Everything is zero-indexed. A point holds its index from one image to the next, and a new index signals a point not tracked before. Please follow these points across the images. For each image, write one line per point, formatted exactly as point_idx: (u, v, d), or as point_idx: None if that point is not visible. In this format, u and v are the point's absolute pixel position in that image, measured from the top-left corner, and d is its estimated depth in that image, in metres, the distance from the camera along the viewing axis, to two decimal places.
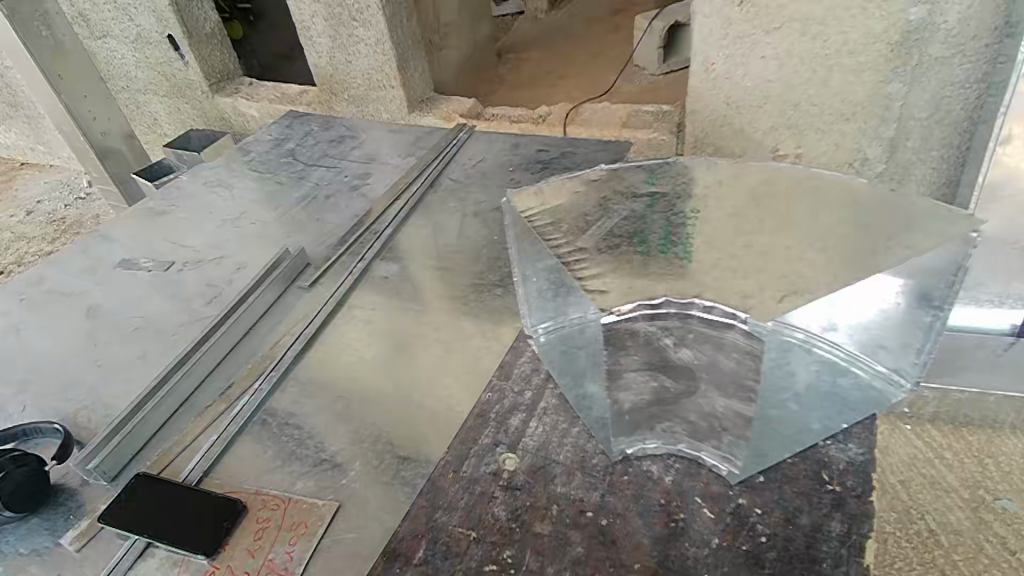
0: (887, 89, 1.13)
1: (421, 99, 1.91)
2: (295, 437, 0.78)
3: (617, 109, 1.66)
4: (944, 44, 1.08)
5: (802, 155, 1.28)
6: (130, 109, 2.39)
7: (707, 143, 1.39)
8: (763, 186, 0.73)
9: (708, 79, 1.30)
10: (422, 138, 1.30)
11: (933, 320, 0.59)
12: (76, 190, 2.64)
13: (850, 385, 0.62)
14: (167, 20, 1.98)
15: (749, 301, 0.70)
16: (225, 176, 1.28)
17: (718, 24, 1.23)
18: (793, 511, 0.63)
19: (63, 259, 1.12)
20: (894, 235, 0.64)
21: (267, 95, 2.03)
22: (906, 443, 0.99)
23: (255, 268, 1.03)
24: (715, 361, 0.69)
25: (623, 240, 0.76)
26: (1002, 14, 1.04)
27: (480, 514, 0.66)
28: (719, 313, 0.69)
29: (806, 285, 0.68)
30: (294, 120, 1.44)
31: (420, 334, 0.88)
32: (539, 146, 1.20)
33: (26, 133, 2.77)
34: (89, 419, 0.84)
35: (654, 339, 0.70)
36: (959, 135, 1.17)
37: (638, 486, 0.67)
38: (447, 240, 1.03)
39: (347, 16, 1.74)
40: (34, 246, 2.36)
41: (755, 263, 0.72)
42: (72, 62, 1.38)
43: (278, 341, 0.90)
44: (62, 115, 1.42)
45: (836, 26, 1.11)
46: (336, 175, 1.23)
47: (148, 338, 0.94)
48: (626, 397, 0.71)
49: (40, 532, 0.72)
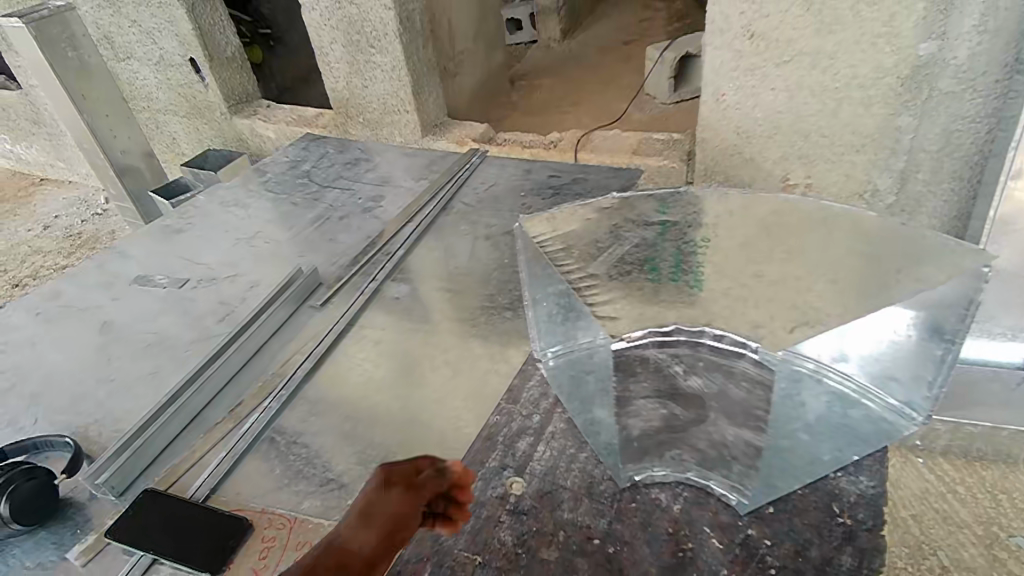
0: (897, 122, 1.15)
1: (435, 123, 1.94)
2: (302, 456, 0.78)
3: (628, 136, 1.68)
4: (955, 79, 1.08)
5: (812, 185, 1.29)
6: (149, 128, 2.44)
7: (717, 172, 1.41)
8: (773, 217, 0.75)
9: (718, 109, 1.32)
10: (435, 162, 1.32)
11: (945, 353, 0.59)
12: (93, 206, 2.69)
13: (861, 417, 0.61)
14: (190, 44, 2.03)
15: (760, 330, 0.67)
16: (242, 196, 1.30)
17: (730, 56, 1.25)
18: (803, 543, 0.62)
19: (79, 273, 1.14)
20: (903, 268, 0.65)
21: (284, 117, 2.08)
22: (919, 477, 0.95)
23: (267, 286, 1.04)
24: (724, 390, 0.67)
25: (635, 266, 0.75)
26: (1012, 50, 1.03)
27: (487, 539, 0.65)
28: (730, 342, 0.67)
29: (818, 316, 0.66)
30: (311, 142, 1.46)
31: (429, 355, 0.89)
32: (551, 171, 1.21)
33: (47, 149, 2.84)
34: (99, 433, 0.85)
35: (663, 367, 0.68)
36: (970, 168, 1.16)
37: (646, 514, 0.66)
38: (459, 262, 1.03)
39: (365, 43, 1.78)
40: (49, 259, 2.38)
41: (766, 292, 0.70)
42: (95, 82, 1.42)
43: (288, 360, 0.91)
44: (84, 133, 1.44)
45: (846, 60, 1.13)
46: (350, 197, 1.25)
47: (160, 354, 0.95)
48: (635, 423, 0.70)
49: (46, 547, 0.72)
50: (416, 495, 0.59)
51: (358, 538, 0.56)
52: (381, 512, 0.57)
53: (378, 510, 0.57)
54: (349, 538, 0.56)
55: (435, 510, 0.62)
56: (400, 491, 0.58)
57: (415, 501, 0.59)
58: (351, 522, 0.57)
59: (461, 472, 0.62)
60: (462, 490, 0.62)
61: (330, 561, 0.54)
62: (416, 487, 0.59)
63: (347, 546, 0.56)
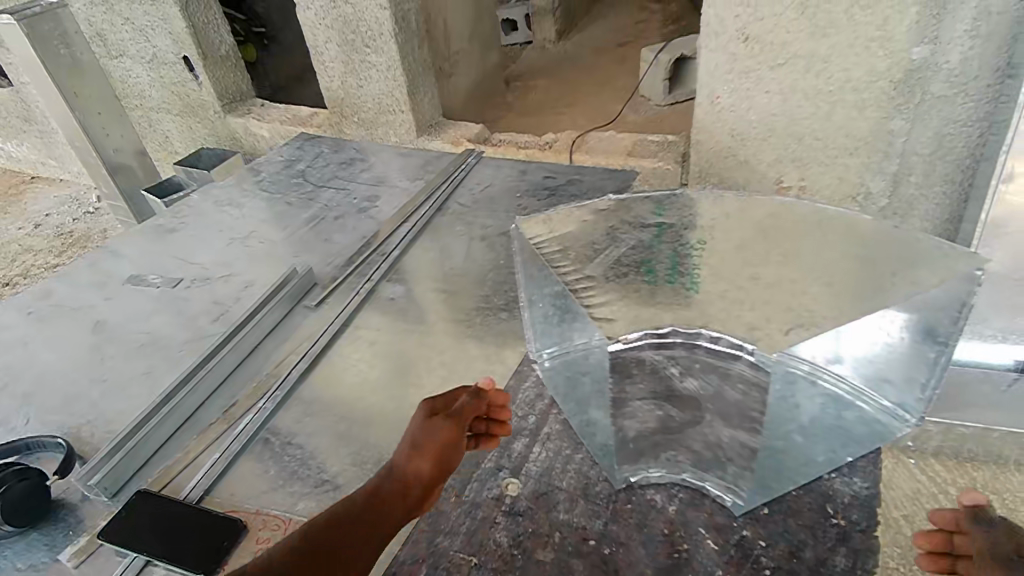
0: (890, 125, 1.15)
1: (430, 123, 1.94)
2: (296, 457, 0.78)
3: (623, 137, 1.69)
4: (946, 83, 1.09)
5: (806, 187, 1.30)
6: (142, 126, 2.43)
7: (711, 174, 1.42)
8: (769, 220, 0.73)
9: (713, 111, 1.33)
10: (430, 163, 1.32)
11: (938, 356, 0.59)
12: (85, 205, 2.67)
13: (856, 419, 0.63)
14: (184, 42, 2.02)
15: (755, 332, 0.75)
16: (236, 195, 1.30)
17: (724, 58, 1.25)
18: (798, 544, 0.62)
19: (71, 272, 1.14)
20: (898, 271, 0.64)
21: (279, 116, 2.07)
22: (910, 477, 0.92)
23: (262, 287, 1.04)
24: (720, 392, 0.72)
25: (632, 269, 0.77)
26: (1004, 54, 1.04)
27: (482, 540, 0.65)
28: (725, 343, 0.75)
29: (812, 319, 0.70)
30: (306, 142, 1.46)
31: (424, 356, 0.89)
32: (547, 172, 1.21)
33: (38, 147, 2.82)
34: (92, 434, 0.84)
35: (660, 368, 0.75)
36: (962, 172, 1.17)
37: (641, 515, 0.66)
38: (454, 263, 1.03)
39: (360, 43, 1.78)
40: (40, 258, 2.37)
41: (761, 296, 0.74)
42: (88, 80, 1.41)
43: (283, 360, 0.91)
44: (76, 132, 1.43)
45: (839, 64, 1.14)
46: (345, 197, 1.25)
47: (153, 354, 0.94)
48: (631, 424, 0.73)
49: (37, 548, 0.72)
50: (462, 422, 0.64)
51: (418, 467, 0.60)
52: (433, 442, 0.61)
53: (427, 439, 0.61)
54: (406, 467, 0.60)
55: (475, 428, 0.68)
56: (448, 421, 0.62)
57: (461, 429, 0.63)
58: (405, 451, 0.61)
59: (496, 393, 0.68)
60: (499, 407, 0.68)
61: (394, 485, 0.59)
62: (460, 415, 0.64)
63: (404, 475, 0.60)
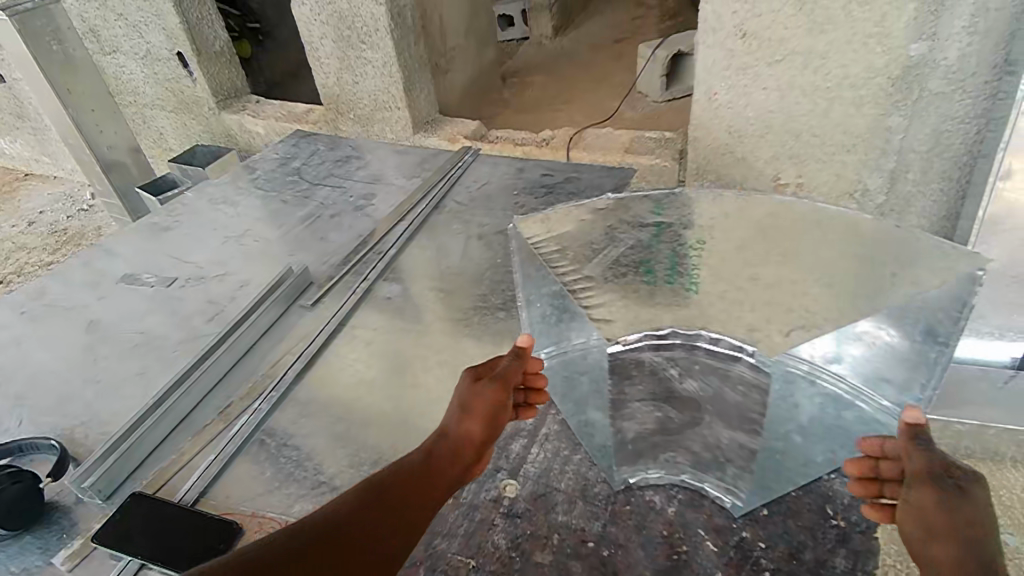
0: (887, 122, 1.15)
1: (427, 120, 1.93)
2: (292, 459, 0.77)
3: (620, 135, 1.68)
4: (944, 80, 1.09)
5: (803, 184, 1.29)
6: (136, 123, 2.41)
7: (709, 171, 1.42)
8: (768, 219, 0.74)
9: (710, 108, 1.32)
10: (427, 160, 1.31)
11: (937, 356, 0.59)
12: (78, 202, 2.65)
13: (854, 419, 0.64)
14: (178, 38, 2.01)
15: (755, 334, 0.72)
16: (231, 193, 1.29)
17: (722, 55, 1.25)
18: (798, 546, 0.62)
19: (64, 271, 1.13)
20: (897, 270, 0.65)
21: (274, 112, 2.06)
22: None
23: (257, 286, 1.03)
24: (720, 393, 0.70)
25: (630, 269, 0.76)
26: (1001, 51, 1.04)
27: (480, 542, 0.65)
28: (726, 345, 0.72)
29: (813, 320, 0.68)
30: (301, 139, 1.45)
31: (421, 356, 0.88)
32: (544, 170, 1.20)
33: (32, 144, 2.80)
34: (85, 435, 0.83)
35: (659, 369, 0.73)
36: (959, 169, 1.16)
37: (640, 517, 0.66)
38: (451, 262, 1.03)
39: (356, 39, 1.77)
40: (34, 256, 2.35)
41: (761, 296, 0.73)
42: (81, 77, 1.39)
43: (279, 360, 0.90)
44: (69, 129, 1.42)
45: (837, 60, 1.13)
46: (341, 195, 1.24)
47: (147, 355, 0.94)
48: (630, 426, 0.73)
49: (31, 551, 0.71)
50: (508, 383, 0.64)
51: (470, 426, 0.60)
52: (483, 401, 0.62)
53: (475, 401, 0.61)
54: (457, 429, 0.59)
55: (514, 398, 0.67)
56: (494, 383, 0.62)
57: (507, 390, 0.64)
58: (456, 413, 0.61)
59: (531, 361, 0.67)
60: (534, 374, 0.68)
61: (448, 447, 0.58)
62: (505, 377, 0.64)
63: (457, 436, 0.59)
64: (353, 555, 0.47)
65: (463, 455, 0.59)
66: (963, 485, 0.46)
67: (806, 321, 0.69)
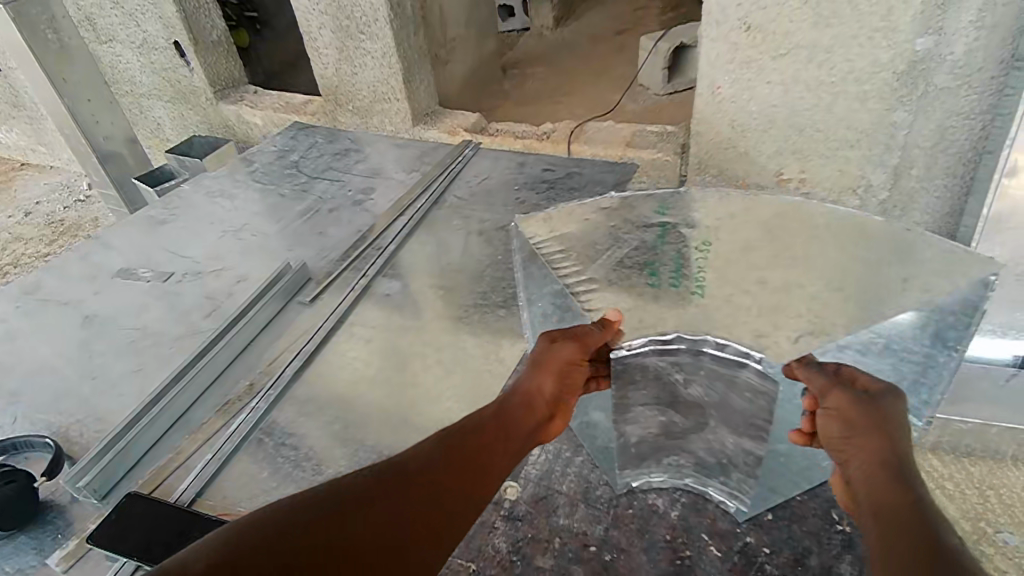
0: (892, 117, 1.13)
1: (427, 112, 1.91)
2: (291, 458, 0.76)
3: (621, 128, 1.66)
4: (950, 75, 1.07)
5: (806, 180, 1.28)
6: (133, 113, 2.38)
7: (711, 165, 1.40)
8: (776, 220, 0.74)
9: (714, 102, 1.30)
10: (427, 154, 1.30)
11: (946, 359, 0.60)
12: (76, 192, 2.63)
13: None
14: (174, 27, 1.98)
15: (763, 340, 0.69)
16: (229, 186, 1.27)
17: (725, 48, 1.23)
18: (802, 551, 0.62)
19: (61, 264, 1.11)
20: (909, 277, 0.65)
21: (272, 103, 2.03)
22: None
23: (255, 281, 1.02)
24: (726, 399, 0.68)
25: (634, 270, 0.76)
26: (1008, 47, 1.03)
27: (481, 545, 0.65)
28: (734, 351, 0.68)
29: (825, 325, 0.67)
30: (299, 131, 1.43)
31: (420, 353, 0.87)
32: (545, 165, 1.19)
33: (28, 133, 2.77)
34: (80, 433, 0.82)
35: (663, 374, 0.70)
36: (964, 165, 1.15)
37: (643, 520, 0.66)
38: (452, 258, 1.02)
39: (355, 28, 1.74)
40: (31, 246, 2.33)
41: (769, 300, 0.71)
42: (76, 65, 1.37)
43: (277, 358, 0.89)
44: (65, 119, 1.40)
45: (843, 54, 1.11)
46: (340, 189, 1.22)
47: (143, 351, 0.92)
48: (633, 430, 0.71)
49: (26, 552, 0.71)
50: (585, 345, 0.66)
51: (540, 382, 0.64)
52: (558, 360, 0.65)
53: (549, 359, 0.65)
54: (529, 386, 0.64)
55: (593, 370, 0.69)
56: (571, 342, 0.66)
57: (586, 351, 0.66)
58: (529, 371, 0.65)
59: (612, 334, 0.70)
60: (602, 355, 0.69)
61: (518, 401, 0.62)
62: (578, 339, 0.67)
63: (530, 393, 0.63)
64: (373, 528, 0.46)
65: (533, 413, 0.62)
66: (883, 402, 0.56)
67: (816, 327, 0.67)
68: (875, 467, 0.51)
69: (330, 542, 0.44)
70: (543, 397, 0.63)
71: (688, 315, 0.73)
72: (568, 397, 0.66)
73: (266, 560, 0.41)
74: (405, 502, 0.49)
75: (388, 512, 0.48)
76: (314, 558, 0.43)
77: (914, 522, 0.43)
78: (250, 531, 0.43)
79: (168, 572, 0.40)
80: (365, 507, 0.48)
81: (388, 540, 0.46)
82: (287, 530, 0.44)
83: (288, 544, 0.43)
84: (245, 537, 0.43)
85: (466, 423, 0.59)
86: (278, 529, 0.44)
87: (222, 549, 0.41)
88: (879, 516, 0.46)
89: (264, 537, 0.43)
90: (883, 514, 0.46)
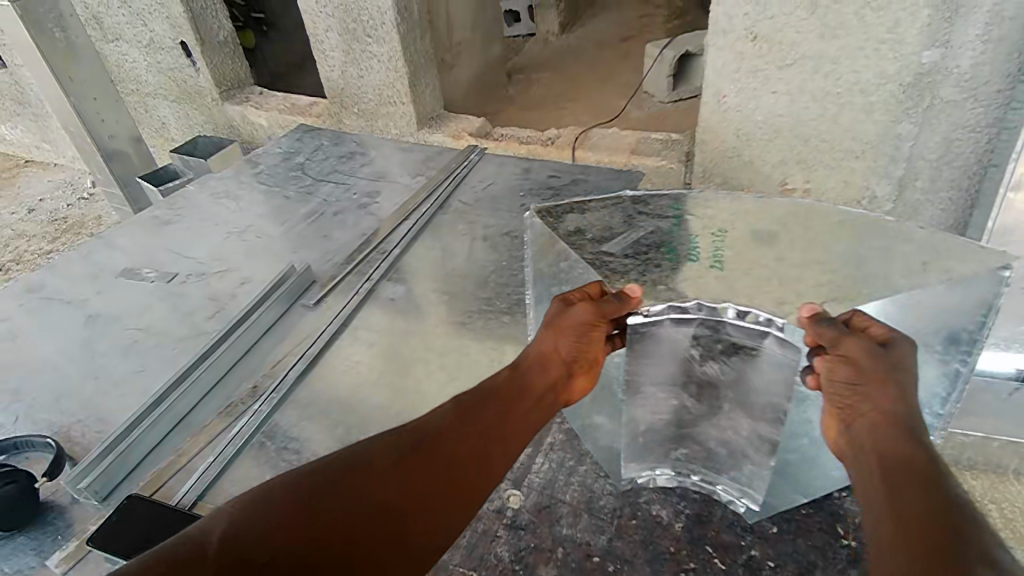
0: (898, 129, 1.13)
1: (432, 116, 1.91)
2: (294, 462, 0.76)
3: (626, 135, 1.66)
4: (956, 88, 1.06)
5: (811, 190, 1.28)
6: (138, 112, 2.39)
7: (715, 174, 1.40)
8: (790, 217, 0.74)
9: (719, 110, 1.30)
10: (432, 158, 1.30)
11: (960, 366, 0.61)
12: (79, 190, 2.63)
13: None
14: (181, 27, 1.98)
15: (785, 306, 0.65)
16: (233, 187, 1.27)
17: (731, 58, 1.23)
18: (807, 565, 0.62)
19: (64, 263, 1.11)
20: (928, 262, 0.64)
21: (278, 105, 2.04)
22: None
23: (259, 283, 1.02)
24: (743, 376, 0.67)
25: (651, 249, 0.73)
26: (1015, 60, 1.01)
27: (484, 554, 0.65)
28: (753, 320, 0.64)
29: (846, 293, 0.65)
30: (305, 133, 1.43)
31: (423, 359, 0.87)
32: (551, 171, 1.19)
33: (33, 130, 2.77)
34: (82, 434, 0.82)
35: (680, 350, 0.68)
36: (969, 178, 1.14)
37: (647, 531, 0.65)
38: (456, 263, 1.01)
39: (361, 31, 1.75)
40: (33, 243, 2.33)
41: (789, 274, 0.69)
42: (82, 64, 1.37)
43: (280, 361, 0.89)
44: (70, 117, 1.40)
45: (849, 65, 1.11)
46: (345, 192, 1.22)
47: (146, 352, 0.92)
48: (644, 416, 0.72)
49: (26, 552, 0.70)
50: (600, 315, 0.65)
51: (556, 344, 0.66)
52: (573, 323, 0.66)
53: (562, 322, 0.66)
54: (543, 345, 0.66)
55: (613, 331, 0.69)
56: (581, 306, 0.66)
57: (600, 318, 0.65)
58: (544, 334, 0.67)
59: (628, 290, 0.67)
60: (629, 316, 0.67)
61: (533, 360, 0.66)
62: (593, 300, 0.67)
63: (540, 355, 0.66)
64: (373, 519, 0.48)
65: (548, 370, 0.65)
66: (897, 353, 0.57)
67: (840, 293, 0.66)
68: (882, 428, 0.54)
69: (329, 527, 0.46)
70: (560, 359, 0.66)
71: (706, 287, 0.68)
72: (587, 358, 0.67)
73: (273, 548, 0.44)
74: (401, 488, 0.51)
75: (384, 499, 0.50)
76: (315, 548, 0.45)
77: (934, 489, 0.47)
78: (256, 515, 0.46)
79: (190, 538, 0.44)
80: (346, 494, 0.49)
81: (388, 530, 0.48)
82: (285, 521, 0.46)
83: (292, 536, 0.45)
84: (247, 526, 0.45)
85: (465, 400, 0.61)
86: (278, 521, 0.46)
87: (232, 527, 0.45)
88: (884, 475, 0.50)
89: (265, 528, 0.45)
90: (891, 477, 0.50)
